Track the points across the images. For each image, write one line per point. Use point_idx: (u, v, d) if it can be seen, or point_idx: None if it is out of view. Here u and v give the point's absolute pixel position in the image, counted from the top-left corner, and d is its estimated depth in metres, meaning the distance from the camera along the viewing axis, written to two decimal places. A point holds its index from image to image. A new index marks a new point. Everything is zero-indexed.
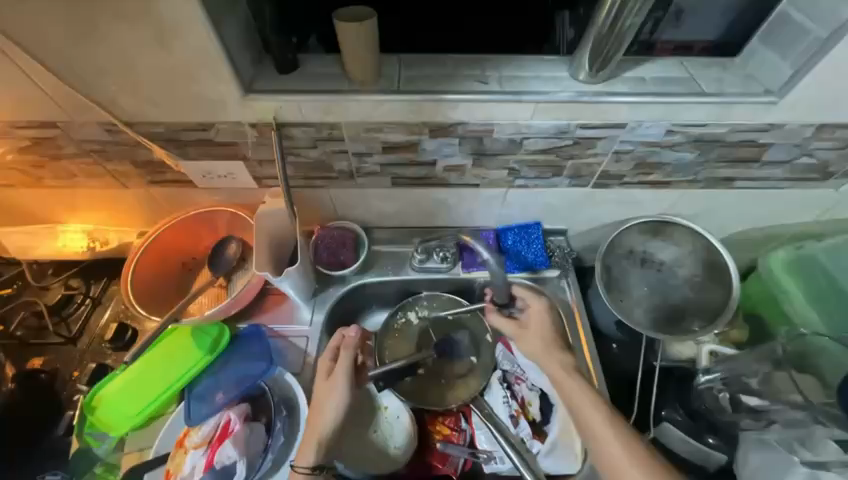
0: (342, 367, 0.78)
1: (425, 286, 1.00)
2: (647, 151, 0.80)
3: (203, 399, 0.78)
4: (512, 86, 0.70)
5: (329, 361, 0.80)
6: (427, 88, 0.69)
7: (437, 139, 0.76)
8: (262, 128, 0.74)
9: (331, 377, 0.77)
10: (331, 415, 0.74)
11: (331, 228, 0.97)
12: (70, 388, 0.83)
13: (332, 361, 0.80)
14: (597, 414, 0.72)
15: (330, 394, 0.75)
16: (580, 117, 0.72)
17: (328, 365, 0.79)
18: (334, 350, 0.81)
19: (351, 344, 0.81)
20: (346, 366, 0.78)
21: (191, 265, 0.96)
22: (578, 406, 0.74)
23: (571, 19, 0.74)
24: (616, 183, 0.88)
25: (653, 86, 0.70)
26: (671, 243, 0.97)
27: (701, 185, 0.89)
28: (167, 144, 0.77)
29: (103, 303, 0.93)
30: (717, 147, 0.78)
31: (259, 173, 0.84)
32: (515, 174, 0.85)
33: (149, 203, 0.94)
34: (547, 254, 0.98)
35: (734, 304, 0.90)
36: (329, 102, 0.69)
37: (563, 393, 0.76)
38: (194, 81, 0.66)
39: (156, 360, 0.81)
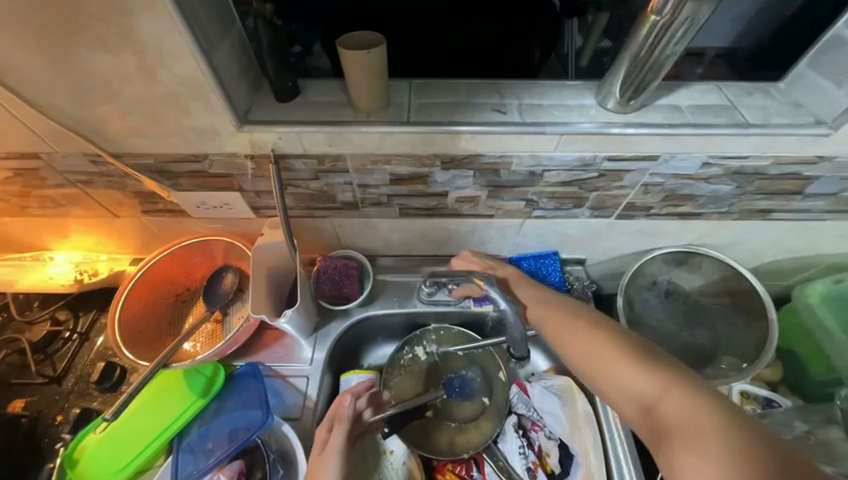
0: (337, 439, 0.68)
1: (433, 319, 0.93)
2: (678, 184, 0.73)
3: (195, 452, 0.72)
4: (532, 116, 0.64)
5: (325, 431, 0.70)
6: (440, 119, 0.63)
7: (450, 171, 0.70)
8: (259, 160, 0.68)
9: (325, 452, 0.67)
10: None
11: (334, 256, 0.89)
12: (52, 435, 0.77)
13: (327, 431, 0.70)
14: (589, 336, 0.61)
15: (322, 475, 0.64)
16: (608, 149, 0.66)
17: (324, 438, 0.69)
18: (331, 419, 0.71)
19: (349, 413, 0.71)
20: (341, 439, 0.68)
21: (184, 297, 0.89)
22: (569, 334, 0.64)
23: (579, 27, 0.70)
24: (642, 214, 0.81)
25: (689, 116, 0.64)
26: (698, 274, 0.89)
27: (735, 216, 0.81)
28: (159, 176, 0.72)
29: (91, 338, 0.87)
30: (757, 180, 0.72)
31: (257, 203, 0.78)
32: (533, 205, 0.79)
33: (141, 232, 0.88)
34: (566, 286, 0.90)
35: (775, 343, 0.82)
36: (333, 134, 0.63)
37: (552, 328, 0.67)
38: (185, 114, 0.61)
39: (144, 405, 0.76)
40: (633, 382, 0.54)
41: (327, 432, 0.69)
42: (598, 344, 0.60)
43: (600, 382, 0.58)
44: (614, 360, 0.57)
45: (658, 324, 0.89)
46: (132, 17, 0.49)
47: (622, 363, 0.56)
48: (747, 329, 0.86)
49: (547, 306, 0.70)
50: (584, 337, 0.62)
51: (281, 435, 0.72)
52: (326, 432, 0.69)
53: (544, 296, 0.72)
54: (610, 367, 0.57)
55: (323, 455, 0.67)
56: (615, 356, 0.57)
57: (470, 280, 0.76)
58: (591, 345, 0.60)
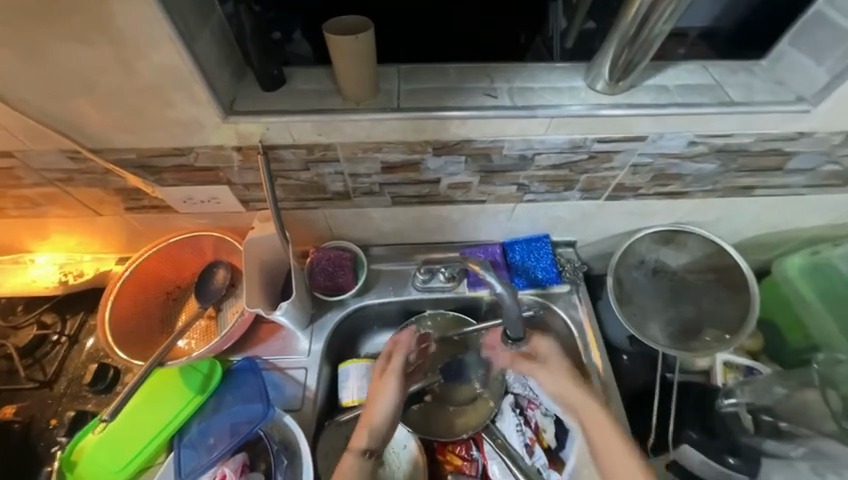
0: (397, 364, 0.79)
1: (429, 305, 0.93)
2: (666, 163, 0.74)
3: (196, 448, 0.72)
4: (523, 100, 0.64)
5: (386, 358, 0.81)
6: (431, 104, 0.63)
7: (442, 158, 0.70)
8: (247, 152, 0.66)
9: (386, 376, 0.78)
10: (382, 414, 0.74)
11: (326, 248, 0.89)
12: (47, 439, 0.76)
13: (386, 359, 0.80)
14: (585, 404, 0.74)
15: (385, 392, 0.76)
16: (598, 131, 0.66)
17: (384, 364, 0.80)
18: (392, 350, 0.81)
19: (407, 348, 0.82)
20: (400, 367, 0.79)
21: (175, 294, 0.87)
22: (578, 402, 0.75)
23: (563, 9, 0.71)
24: (631, 195, 0.83)
25: (676, 96, 0.65)
26: (684, 252, 0.92)
27: (719, 194, 0.84)
28: (142, 171, 0.70)
29: (80, 341, 0.85)
30: (740, 158, 0.74)
31: (246, 196, 0.77)
32: (525, 190, 0.79)
33: (126, 230, 0.86)
34: (557, 269, 0.92)
35: (757, 314, 0.85)
36: (323, 122, 0.62)
37: (559, 390, 0.77)
38: (167, 105, 0.59)
39: (141, 405, 0.75)
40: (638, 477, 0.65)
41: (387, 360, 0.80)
42: (607, 430, 0.70)
43: (609, 465, 0.68)
44: (619, 448, 0.68)
45: (646, 301, 0.92)
46: (107, 3, 0.47)
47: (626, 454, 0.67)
48: (731, 302, 0.90)
49: (554, 364, 0.79)
50: (593, 414, 0.72)
51: (283, 426, 0.72)
52: (386, 359, 0.80)
53: (554, 359, 0.79)
54: (616, 459, 0.67)
55: (385, 376, 0.78)
56: (620, 445, 0.68)
57: (464, 265, 0.77)
58: (600, 425, 0.71)
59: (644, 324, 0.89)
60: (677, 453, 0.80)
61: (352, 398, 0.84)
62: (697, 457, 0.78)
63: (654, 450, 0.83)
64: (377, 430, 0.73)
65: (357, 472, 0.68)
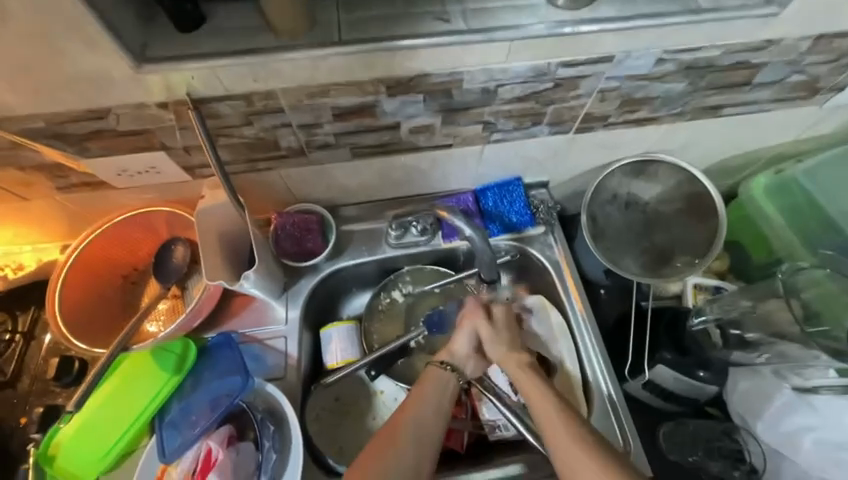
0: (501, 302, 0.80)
1: (406, 261, 0.91)
2: (634, 86, 0.71)
3: (178, 427, 0.70)
4: (479, 23, 0.58)
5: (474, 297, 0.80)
6: (377, 34, 0.56)
7: (397, 98, 0.64)
8: (176, 109, 0.59)
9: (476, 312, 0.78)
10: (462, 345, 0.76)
11: (290, 212, 0.83)
12: (20, 437, 0.73)
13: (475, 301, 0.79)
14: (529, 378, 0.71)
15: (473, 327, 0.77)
16: (561, 53, 0.61)
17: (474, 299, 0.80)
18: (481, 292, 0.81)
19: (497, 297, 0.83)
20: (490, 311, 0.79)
21: (133, 278, 0.82)
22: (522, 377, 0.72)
23: None
24: (600, 125, 0.79)
25: (643, 7, 0.60)
26: (654, 182, 0.91)
27: (688, 117, 0.82)
28: (58, 142, 0.61)
29: (37, 336, 0.80)
30: (708, 74, 0.71)
31: (188, 162, 0.69)
32: (491, 128, 0.75)
33: (62, 215, 0.78)
34: (531, 211, 0.90)
35: (724, 236, 0.87)
36: (256, 65, 0.55)
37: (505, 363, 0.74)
38: (64, 57, 0.50)
39: (114, 392, 0.72)
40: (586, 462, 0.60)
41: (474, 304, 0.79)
42: (552, 415, 0.66)
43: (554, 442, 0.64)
44: (568, 431, 0.64)
45: (620, 234, 0.92)
46: None
47: (576, 441, 0.62)
48: (700, 227, 0.91)
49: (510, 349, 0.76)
50: (540, 396, 0.68)
51: (266, 396, 0.71)
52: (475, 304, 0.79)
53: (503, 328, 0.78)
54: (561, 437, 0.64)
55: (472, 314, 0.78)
56: (571, 429, 0.64)
57: (434, 213, 0.79)
58: (547, 408, 0.67)
59: (618, 257, 0.90)
60: (653, 373, 0.87)
61: (336, 361, 0.83)
62: (669, 374, 0.86)
63: (631, 374, 0.90)
64: (460, 356, 0.76)
65: (441, 384, 0.72)
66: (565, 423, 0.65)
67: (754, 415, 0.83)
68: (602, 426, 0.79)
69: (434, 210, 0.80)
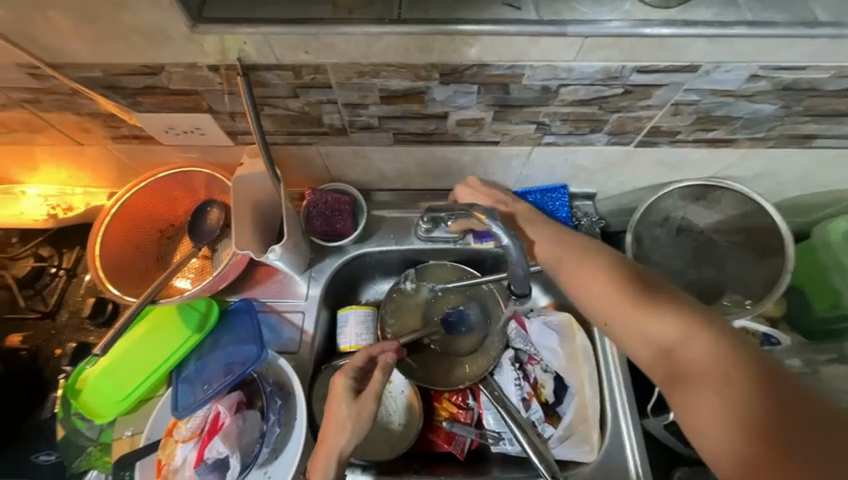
0: (378, 386, 0.64)
1: (433, 256, 0.89)
2: (715, 103, 0.63)
3: (193, 385, 0.72)
4: (552, 14, 0.53)
5: (356, 362, 0.67)
6: (438, 15, 0.52)
7: (450, 87, 0.60)
8: (226, 73, 0.58)
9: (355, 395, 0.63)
10: (337, 443, 0.60)
11: (324, 190, 0.82)
12: (54, 367, 0.78)
13: (356, 378, 0.65)
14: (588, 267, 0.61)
15: (559, 247, 0.66)
16: (639, 57, 0.55)
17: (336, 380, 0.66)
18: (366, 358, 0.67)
19: (382, 365, 0.65)
20: (346, 410, 0.62)
21: (169, 233, 0.84)
22: (568, 260, 0.64)
23: None
24: (666, 140, 0.72)
25: (746, 14, 0.53)
26: (714, 209, 0.83)
27: (771, 143, 0.72)
28: (112, 93, 0.63)
29: (79, 274, 0.84)
30: (808, 98, 0.62)
31: (232, 128, 0.69)
32: (544, 130, 0.69)
33: (114, 163, 0.81)
34: (572, 224, 0.85)
35: (789, 278, 0.78)
36: (310, 36, 0.52)
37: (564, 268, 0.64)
38: (123, 8, 0.50)
39: (140, 340, 0.75)
40: (733, 405, 0.47)
41: (330, 405, 0.63)
42: (689, 352, 0.51)
43: (613, 318, 0.57)
44: (645, 319, 0.55)
45: (667, 262, 0.85)
46: None
47: (659, 320, 0.54)
48: (761, 266, 0.82)
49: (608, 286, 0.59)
50: (630, 310, 0.56)
51: (278, 369, 0.73)
52: (367, 359, 0.67)
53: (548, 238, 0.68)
54: (619, 306, 0.57)
55: (330, 407, 0.63)
56: (623, 301, 0.56)
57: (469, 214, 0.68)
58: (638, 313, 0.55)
59: None
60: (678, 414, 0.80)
61: (349, 345, 0.82)
62: None
63: (654, 411, 0.83)
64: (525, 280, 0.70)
65: None
66: (674, 331, 0.53)
67: None
68: (611, 454, 0.75)
69: (465, 210, 0.67)
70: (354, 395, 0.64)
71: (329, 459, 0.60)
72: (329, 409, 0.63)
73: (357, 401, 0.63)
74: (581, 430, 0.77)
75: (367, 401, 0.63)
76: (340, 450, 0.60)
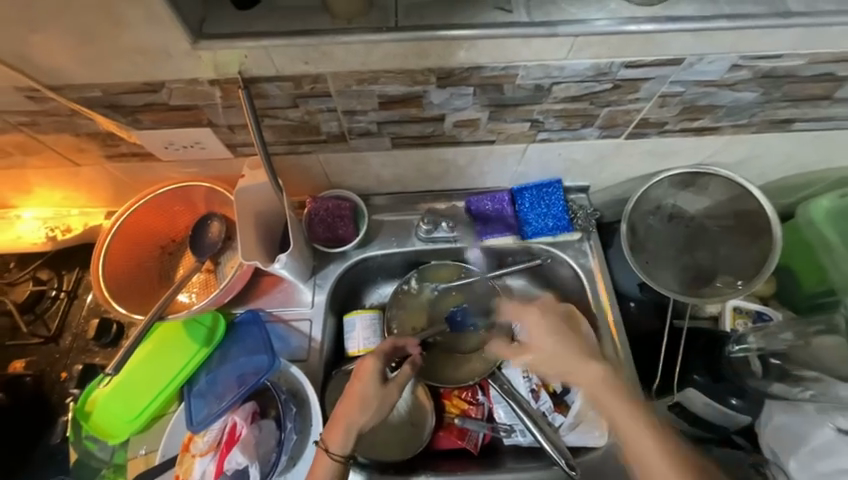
0: (405, 377, 0.71)
1: (434, 256, 0.90)
2: (699, 93, 0.66)
3: (207, 398, 0.72)
4: (543, 15, 0.55)
5: (384, 348, 0.71)
6: (433, 22, 0.54)
7: (446, 90, 0.62)
8: (226, 86, 0.59)
9: (381, 382, 0.68)
10: (359, 418, 0.65)
11: (324, 198, 0.83)
12: (61, 391, 0.77)
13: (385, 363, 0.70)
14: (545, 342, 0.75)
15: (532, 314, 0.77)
16: (627, 53, 0.58)
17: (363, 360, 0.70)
18: (391, 346, 0.72)
19: (412, 363, 0.73)
20: (372, 391, 0.67)
21: (170, 249, 0.84)
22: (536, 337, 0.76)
23: None
24: (655, 131, 0.75)
25: (725, 7, 0.56)
26: (703, 195, 0.86)
27: (753, 129, 0.76)
28: (111, 111, 0.63)
29: (80, 296, 0.84)
30: (786, 84, 0.65)
31: (232, 140, 0.70)
32: (539, 127, 0.71)
33: (110, 182, 0.80)
34: (569, 217, 0.87)
35: (778, 257, 0.81)
36: (309, 47, 0.53)
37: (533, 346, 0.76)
38: (125, 27, 0.50)
39: (149, 356, 0.75)
40: None
41: (355, 382, 0.67)
42: None
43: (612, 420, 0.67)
44: (622, 409, 0.66)
45: (661, 249, 0.87)
46: None
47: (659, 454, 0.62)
48: (751, 248, 0.85)
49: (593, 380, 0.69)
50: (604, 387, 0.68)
51: (290, 377, 0.73)
52: (393, 347, 0.72)
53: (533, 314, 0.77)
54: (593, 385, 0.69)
55: (354, 382, 0.67)
56: (586, 368, 0.70)
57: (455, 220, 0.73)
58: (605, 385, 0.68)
59: (658, 271, 0.85)
60: (682, 395, 0.84)
61: (358, 349, 0.83)
62: (699, 398, 0.83)
63: (658, 394, 0.85)
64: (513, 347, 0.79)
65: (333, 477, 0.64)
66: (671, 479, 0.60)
67: (789, 452, 0.75)
68: None
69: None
70: (381, 379, 0.69)
71: (348, 436, 0.65)
72: (354, 390, 0.67)
73: (384, 385, 0.68)
74: (591, 417, 0.78)
75: (392, 390, 0.69)
76: (361, 424, 0.65)
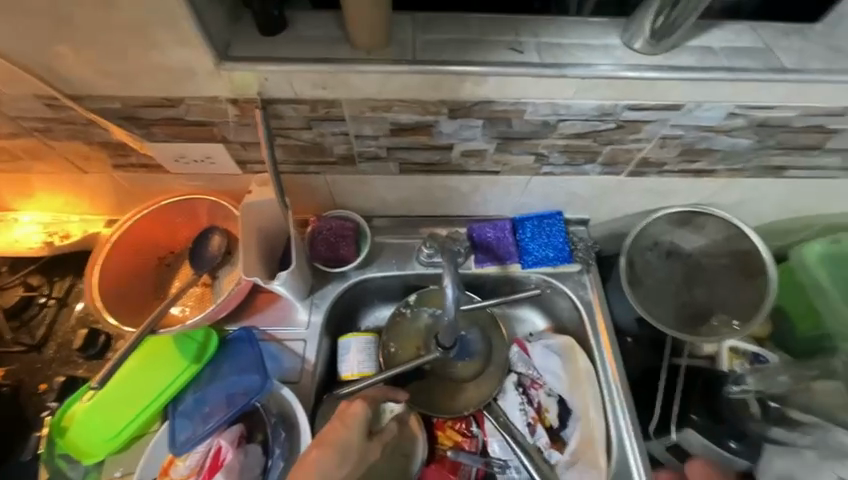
0: (388, 435, 0.73)
1: (434, 281, 0.89)
2: (698, 137, 0.69)
3: (190, 418, 0.69)
4: (553, 57, 0.58)
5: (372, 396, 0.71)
6: (449, 57, 0.57)
7: (457, 121, 0.64)
8: (244, 106, 0.60)
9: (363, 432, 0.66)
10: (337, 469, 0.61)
11: (328, 217, 0.84)
12: (37, 405, 0.73)
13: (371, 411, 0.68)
14: None
15: None
16: (630, 97, 0.60)
17: (348, 403, 0.68)
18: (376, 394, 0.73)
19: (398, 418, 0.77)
20: (354, 439, 0.64)
21: (168, 260, 0.83)
22: None
23: None
24: (654, 171, 0.77)
25: (722, 59, 0.59)
26: (699, 234, 0.87)
27: (748, 173, 0.79)
28: (127, 123, 0.64)
29: (70, 304, 0.81)
30: (779, 133, 0.69)
31: (243, 157, 0.71)
32: (543, 161, 0.74)
33: (115, 190, 0.80)
34: (569, 249, 0.88)
35: (771, 303, 0.81)
36: (328, 74, 0.56)
37: None
38: (154, 46, 0.52)
39: (133, 373, 0.72)
40: None
41: (339, 425, 0.64)
42: None
43: None
44: None
45: (659, 284, 0.88)
46: None
47: None
48: (747, 288, 0.86)
49: None
50: None
51: (281, 398, 0.71)
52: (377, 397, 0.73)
53: None
54: None
55: (339, 424, 0.65)
56: None
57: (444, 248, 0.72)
58: None
59: (655, 307, 0.86)
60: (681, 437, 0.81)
61: (351, 372, 0.81)
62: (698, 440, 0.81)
63: (656, 432, 0.84)
64: None
65: None
66: None
67: None
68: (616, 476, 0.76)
69: (456, 251, 0.70)
70: (365, 431, 0.66)
71: None
72: (331, 434, 0.63)
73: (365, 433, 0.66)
74: (589, 456, 0.77)
75: (373, 446, 0.69)
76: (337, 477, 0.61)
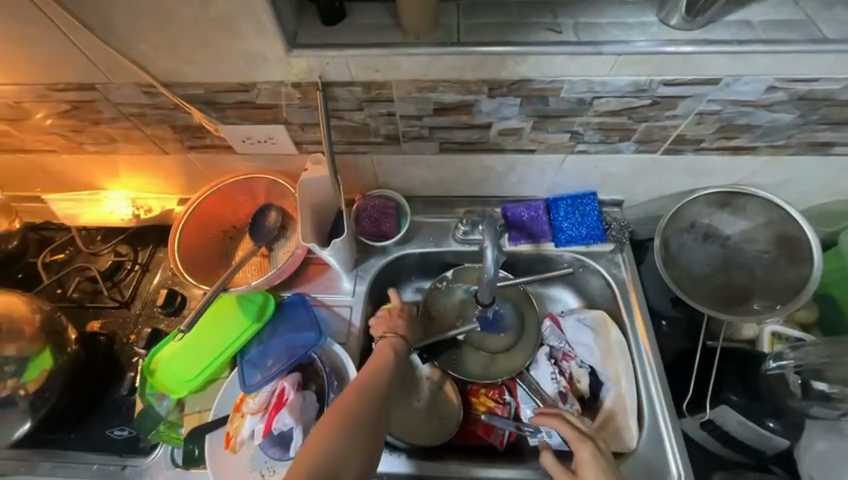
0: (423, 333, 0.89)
1: (469, 258, 0.94)
2: (736, 112, 0.70)
3: (256, 366, 0.79)
4: (590, 36, 0.62)
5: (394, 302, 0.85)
6: (492, 38, 0.62)
7: (496, 99, 0.69)
8: (306, 88, 0.68)
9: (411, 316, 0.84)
10: (386, 374, 0.70)
11: (372, 196, 0.91)
12: (128, 351, 0.86)
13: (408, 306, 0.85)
14: None
15: None
16: (666, 72, 0.63)
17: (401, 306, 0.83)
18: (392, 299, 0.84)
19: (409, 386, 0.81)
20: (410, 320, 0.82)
21: (231, 233, 0.93)
22: None
23: None
24: (691, 149, 0.78)
25: (762, 32, 0.61)
26: (740, 216, 0.86)
27: (791, 150, 0.78)
28: (207, 107, 0.74)
29: (151, 269, 0.94)
30: (823, 107, 0.68)
31: (301, 138, 0.79)
32: (578, 139, 0.77)
33: (189, 170, 0.91)
34: (603, 228, 0.90)
35: (814, 286, 0.80)
36: (380, 57, 0.63)
37: None
38: (236, 37, 0.61)
39: (206, 326, 0.83)
40: None
41: (388, 344, 0.76)
42: None
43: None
44: None
45: (694, 265, 0.88)
46: None
47: None
48: (789, 270, 0.84)
49: None
50: None
51: (333, 355, 0.80)
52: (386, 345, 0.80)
53: None
54: None
55: (387, 335, 0.79)
56: None
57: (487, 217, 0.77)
58: None
59: (689, 286, 0.86)
60: (715, 412, 0.82)
61: None
62: (733, 417, 0.81)
63: (690, 410, 0.84)
64: None
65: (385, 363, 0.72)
66: None
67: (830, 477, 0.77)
68: (652, 446, 0.78)
69: (497, 218, 0.74)
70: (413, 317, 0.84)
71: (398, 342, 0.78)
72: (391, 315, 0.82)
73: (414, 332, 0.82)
74: (620, 422, 0.79)
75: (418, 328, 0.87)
76: (386, 380, 0.69)
